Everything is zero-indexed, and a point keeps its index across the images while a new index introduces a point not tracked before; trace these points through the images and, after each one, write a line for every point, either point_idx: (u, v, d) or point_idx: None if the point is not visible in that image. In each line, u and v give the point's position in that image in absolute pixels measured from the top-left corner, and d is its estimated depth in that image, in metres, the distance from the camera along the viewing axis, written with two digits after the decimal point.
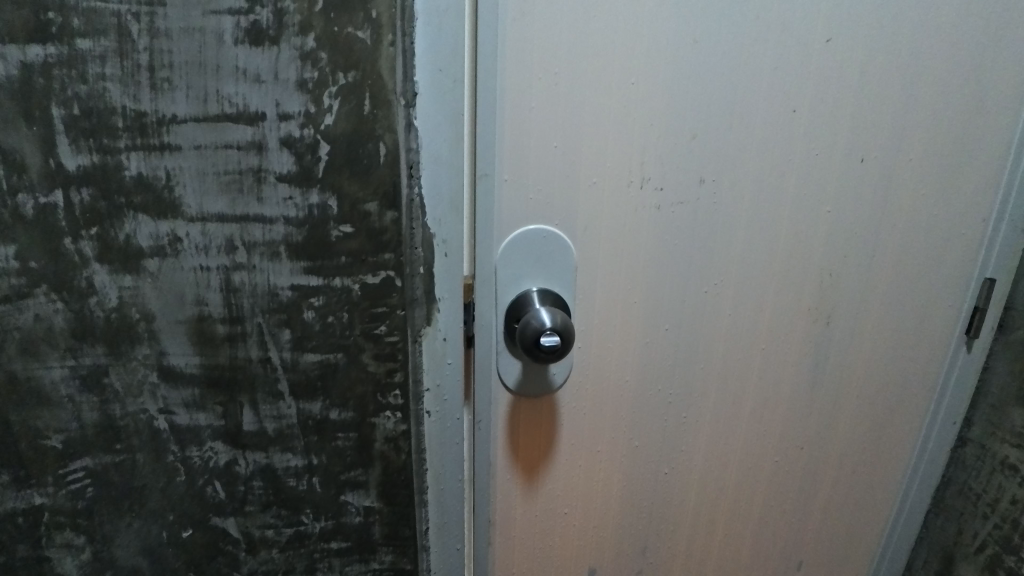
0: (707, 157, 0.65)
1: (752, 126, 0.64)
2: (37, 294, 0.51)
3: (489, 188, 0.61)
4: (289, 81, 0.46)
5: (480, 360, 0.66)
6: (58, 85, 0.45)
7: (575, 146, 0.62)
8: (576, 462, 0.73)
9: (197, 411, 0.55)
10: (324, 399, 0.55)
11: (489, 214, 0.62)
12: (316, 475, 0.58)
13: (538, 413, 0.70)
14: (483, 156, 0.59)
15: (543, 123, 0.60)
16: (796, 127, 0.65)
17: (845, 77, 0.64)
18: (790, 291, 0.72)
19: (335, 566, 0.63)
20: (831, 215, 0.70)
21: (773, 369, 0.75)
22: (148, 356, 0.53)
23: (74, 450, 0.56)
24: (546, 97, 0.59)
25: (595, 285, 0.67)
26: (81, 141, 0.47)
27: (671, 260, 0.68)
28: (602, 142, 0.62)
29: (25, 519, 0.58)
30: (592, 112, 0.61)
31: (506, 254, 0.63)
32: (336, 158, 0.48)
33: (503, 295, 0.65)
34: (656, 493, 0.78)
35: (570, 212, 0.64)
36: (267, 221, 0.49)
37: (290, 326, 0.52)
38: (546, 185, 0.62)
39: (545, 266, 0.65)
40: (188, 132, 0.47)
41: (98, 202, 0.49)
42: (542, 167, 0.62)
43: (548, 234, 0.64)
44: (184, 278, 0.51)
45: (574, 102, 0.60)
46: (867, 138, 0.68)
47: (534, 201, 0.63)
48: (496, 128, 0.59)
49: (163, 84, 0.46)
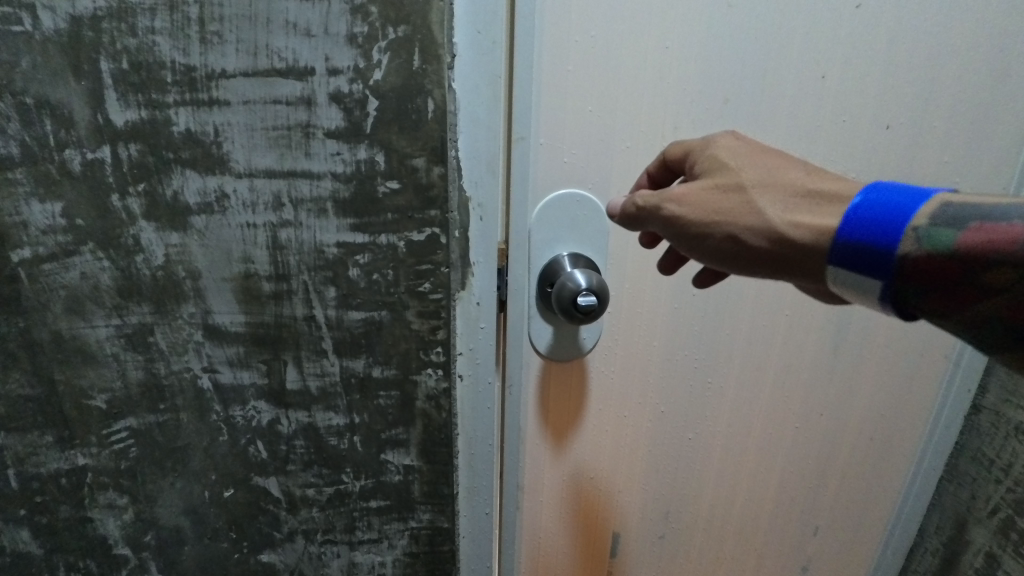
0: (740, 123, 0.59)
1: (801, 88, 0.59)
2: (83, 252, 0.51)
3: (526, 153, 0.55)
4: (339, 35, 0.46)
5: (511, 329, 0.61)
6: (107, 38, 0.45)
7: (609, 110, 0.55)
8: (602, 428, 0.70)
9: (241, 369, 0.56)
10: (368, 356, 0.56)
11: (525, 179, 0.56)
12: (357, 434, 0.60)
13: (568, 378, 0.66)
14: (519, 116, 0.53)
15: (576, 85, 0.54)
16: (826, 94, 0.60)
17: (874, 41, 0.59)
18: None
19: (374, 523, 0.65)
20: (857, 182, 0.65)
21: (799, 335, 0.73)
22: (193, 315, 0.54)
23: (118, 410, 0.57)
24: (583, 53, 0.53)
25: (629, 250, 0.62)
26: (130, 96, 0.47)
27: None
28: (634, 107, 0.56)
29: (68, 480, 0.59)
30: (633, 70, 0.54)
31: (540, 218, 0.58)
32: (385, 113, 0.49)
33: (535, 261, 0.59)
34: (680, 458, 0.76)
35: (605, 177, 0.58)
36: (315, 177, 0.50)
37: (335, 283, 0.53)
38: (581, 150, 0.56)
39: (581, 230, 0.59)
40: (237, 87, 0.47)
41: (146, 157, 0.49)
42: (579, 129, 0.55)
43: (583, 198, 0.58)
44: (231, 235, 0.51)
45: (613, 59, 0.53)
46: (893, 105, 0.62)
47: (569, 166, 0.57)
48: (532, 84, 0.53)
49: (212, 38, 0.46)
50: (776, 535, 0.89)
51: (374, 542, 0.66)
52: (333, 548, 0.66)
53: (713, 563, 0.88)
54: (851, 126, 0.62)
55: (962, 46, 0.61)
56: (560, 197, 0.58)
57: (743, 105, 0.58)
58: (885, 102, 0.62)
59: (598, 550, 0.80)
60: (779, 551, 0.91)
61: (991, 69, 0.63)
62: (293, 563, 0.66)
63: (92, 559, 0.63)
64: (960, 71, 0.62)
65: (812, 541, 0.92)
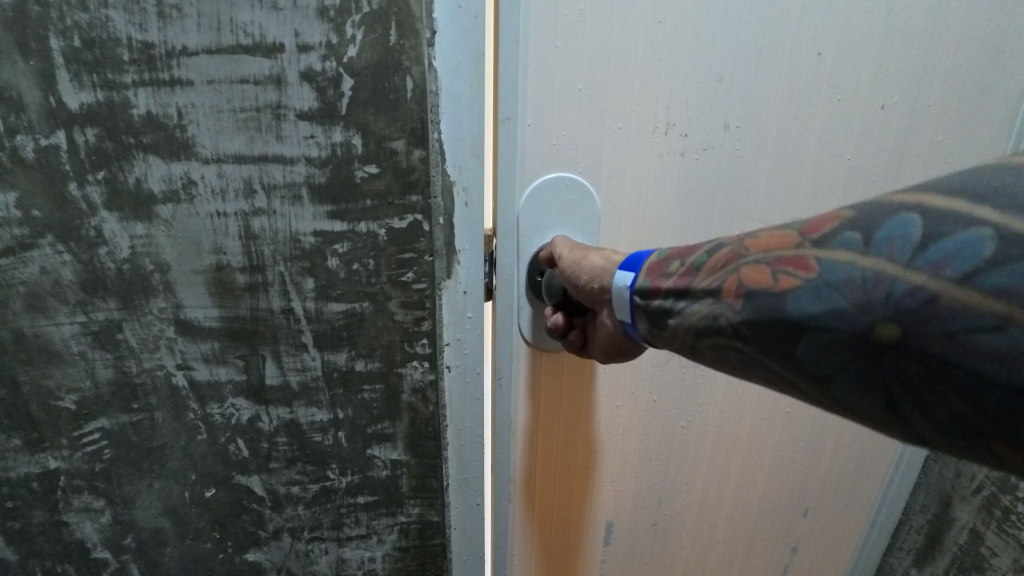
0: (735, 100, 0.56)
1: (797, 66, 0.56)
2: (41, 245, 0.48)
3: (512, 134, 0.51)
4: (308, 8, 0.43)
5: (500, 318, 0.58)
6: (55, 13, 0.42)
7: (599, 88, 0.52)
8: (594, 420, 0.68)
9: (217, 365, 0.53)
10: (350, 350, 0.54)
11: (512, 162, 0.53)
12: (342, 429, 0.58)
13: (561, 371, 0.63)
14: (506, 95, 0.50)
15: (566, 62, 0.50)
16: (822, 71, 0.57)
17: (871, 16, 0.57)
18: None
19: (362, 519, 0.63)
20: (850, 164, 0.64)
21: None
22: (164, 310, 0.51)
23: (89, 410, 0.54)
24: (573, 27, 0.49)
25: (621, 236, 0.59)
26: (84, 76, 0.44)
27: (694, 213, 0.60)
28: (627, 86, 0.53)
29: (40, 484, 0.56)
30: (625, 47, 0.51)
31: (530, 202, 0.55)
32: (360, 92, 0.46)
33: (525, 249, 0.56)
34: (674, 446, 0.76)
35: (596, 159, 0.55)
36: (287, 162, 0.47)
37: (313, 274, 0.51)
38: (571, 131, 0.53)
39: (570, 215, 0.56)
40: (201, 65, 0.44)
41: (105, 142, 0.46)
42: (569, 109, 0.52)
43: (572, 181, 0.55)
44: (200, 225, 0.48)
45: (603, 36, 0.50)
46: (887, 84, 0.61)
47: (559, 148, 0.54)
48: (519, 61, 0.49)
49: (171, 12, 0.43)
50: (767, 518, 0.89)
51: (362, 538, 0.65)
52: (321, 545, 0.64)
53: (705, 548, 0.88)
54: (847, 105, 0.60)
55: (960, 19, 0.59)
56: (558, 179, 0.55)
57: (739, 86, 0.55)
58: (882, 80, 0.60)
59: (590, 539, 0.79)
60: (770, 533, 0.91)
61: (987, 44, 0.62)
62: (280, 561, 0.64)
63: (70, 564, 0.61)
64: (957, 48, 0.61)
65: (802, 523, 0.92)
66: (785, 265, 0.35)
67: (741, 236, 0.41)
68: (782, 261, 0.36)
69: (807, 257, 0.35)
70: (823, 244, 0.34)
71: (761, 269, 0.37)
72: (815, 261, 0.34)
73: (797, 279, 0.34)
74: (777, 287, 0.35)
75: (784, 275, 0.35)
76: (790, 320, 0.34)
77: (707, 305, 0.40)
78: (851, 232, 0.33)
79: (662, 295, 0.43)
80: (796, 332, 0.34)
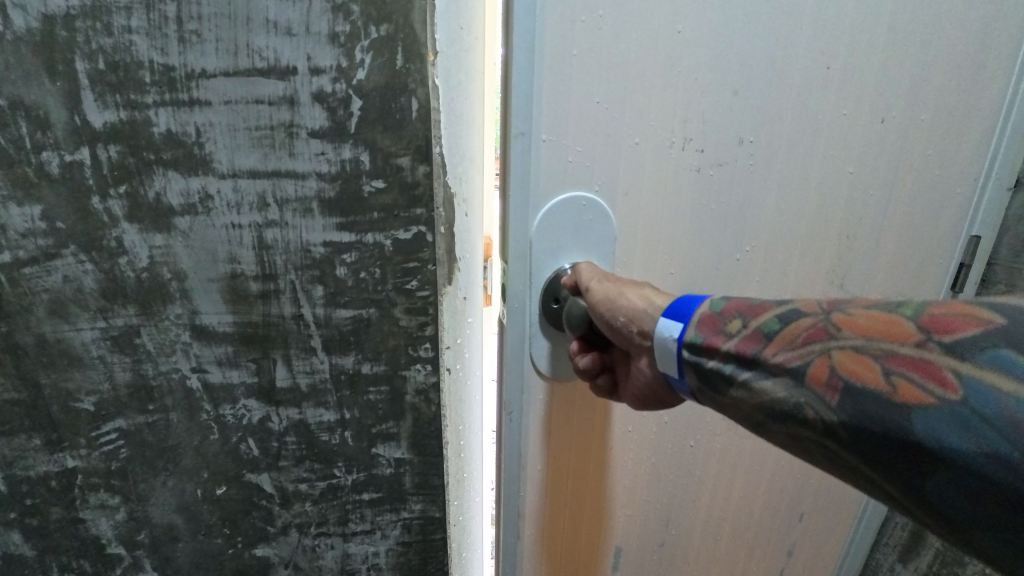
0: (747, 114, 0.59)
1: (807, 79, 0.60)
2: (65, 255, 0.50)
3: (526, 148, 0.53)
4: (320, 34, 0.46)
5: (512, 345, 0.61)
6: (82, 38, 0.45)
7: (617, 102, 0.54)
8: (604, 445, 0.71)
9: (230, 368, 0.56)
10: (356, 353, 0.56)
11: (525, 175, 0.55)
12: (348, 429, 0.60)
13: (573, 399, 0.66)
14: (519, 109, 0.51)
15: (584, 77, 0.52)
16: (829, 84, 0.61)
17: (872, 33, 0.60)
18: (812, 257, 0.71)
19: (367, 515, 0.66)
20: (853, 176, 0.67)
21: None
22: (180, 316, 0.54)
23: (107, 411, 0.57)
24: (593, 41, 0.51)
25: (636, 251, 0.61)
26: (108, 96, 0.46)
27: (708, 224, 0.63)
28: (644, 99, 0.55)
29: (59, 482, 0.59)
30: (636, 62, 0.53)
31: (545, 223, 0.57)
32: (368, 112, 0.48)
33: (539, 270, 0.59)
34: (681, 466, 0.79)
35: (612, 173, 0.57)
36: (299, 177, 0.50)
37: (322, 282, 0.53)
38: (587, 145, 0.55)
39: (583, 235, 0.59)
40: (218, 86, 0.47)
41: (127, 158, 0.48)
42: (582, 123, 0.54)
43: (587, 201, 0.57)
44: (216, 236, 0.51)
45: (621, 51, 0.52)
46: (887, 98, 0.64)
47: (575, 163, 0.56)
48: (533, 76, 0.51)
49: (191, 37, 0.45)
50: (766, 526, 0.92)
51: (367, 533, 0.67)
52: (327, 540, 0.67)
53: (710, 562, 0.90)
54: (851, 118, 0.64)
55: (949, 41, 0.64)
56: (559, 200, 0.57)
57: (744, 98, 0.58)
58: (882, 94, 0.64)
59: (601, 559, 0.81)
60: (769, 539, 0.94)
61: (971, 65, 0.67)
62: (287, 555, 0.67)
63: (86, 559, 0.63)
64: (946, 68, 0.65)
65: (796, 525, 0.95)
66: (910, 371, 0.35)
67: (826, 308, 0.43)
68: (894, 361, 0.37)
69: (935, 366, 0.35)
70: (956, 355, 0.34)
71: (867, 363, 0.38)
72: (953, 379, 0.33)
73: (926, 392, 0.34)
74: (896, 392, 0.35)
75: (902, 379, 0.35)
76: (920, 445, 0.33)
77: (785, 380, 0.42)
78: (1005, 351, 0.33)
79: (722, 355, 0.45)
80: (927, 458, 0.33)
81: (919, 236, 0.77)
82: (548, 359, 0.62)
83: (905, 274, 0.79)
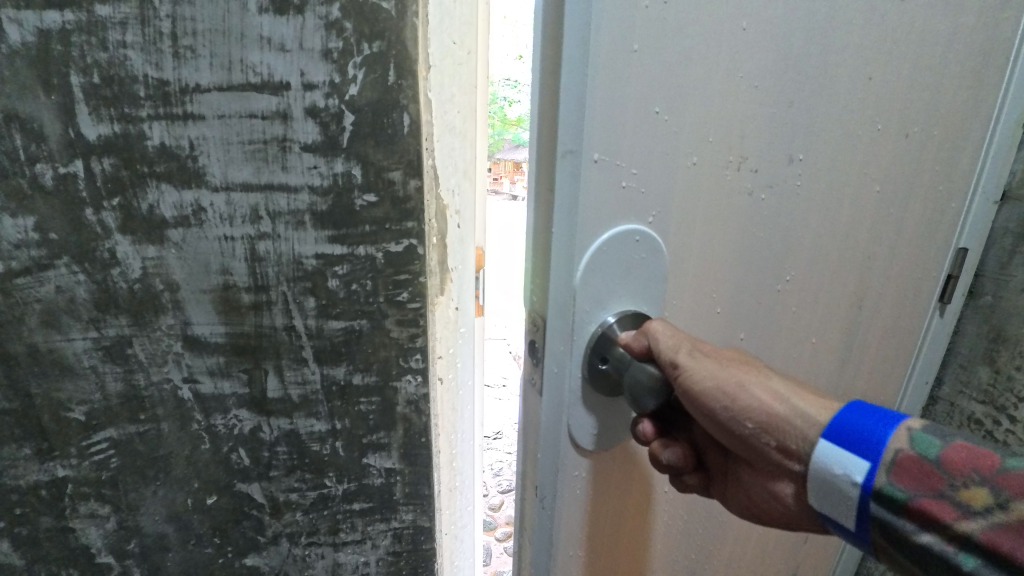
0: (797, 131, 0.58)
1: (851, 91, 0.61)
2: (58, 265, 0.51)
3: (577, 170, 0.43)
4: (314, 50, 0.47)
5: (549, 420, 0.51)
6: (77, 52, 0.45)
7: (678, 116, 0.47)
8: (636, 514, 0.64)
9: (222, 378, 0.56)
10: (348, 364, 0.56)
11: (574, 206, 0.44)
12: (339, 439, 0.60)
13: (610, 473, 0.58)
14: (567, 123, 0.42)
15: (644, 85, 0.43)
16: (869, 97, 0.63)
17: (904, 53, 0.63)
18: (841, 277, 0.73)
19: (357, 525, 0.66)
20: (879, 193, 0.71)
21: (822, 349, 0.77)
22: (172, 326, 0.54)
23: (98, 421, 0.57)
24: (659, 38, 0.42)
25: (683, 288, 0.56)
26: (102, 110, 0.47)
27: (755, 250, 0.61)
28: (704, 115, 0.49)
29: (48, 491, 0.59)
30: (694, 69, 0.46)
31: (595, 265, 0.48)
32: (361, 127, 0.49)
33: (585, 323, 0.50)
34: (702, 516, 0.74)
35: (666, 201, 0.50)
36: (291, 190, 0.50)
37: (315, 294, 0.53)
38: (643, 167, 0.47)
39: (633, 277, 0.51)
40: (212, 101, 0.48)
41: (121, 171, 0.49)
42: (639, 141, 0.45)
43: (642, 236, 0.50)
44: (209, 247, 0.51)
45: (686, 57, 0.45)
46: (910, 116, 0.68)
47: (629, 190, 0.47)
48: (589, 84, 0.40)
49: (186, 52, 0.46)
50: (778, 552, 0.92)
51: (357, 543, 0.67)
52: (317, 550, 0.67)
53: None
54: (881, 134, 0.67)
55: (956, 66, 0.70)
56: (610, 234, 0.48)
57: (782, 108, 0.55)
58: (908, 112, 0.68)
59: None
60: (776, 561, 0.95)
61: (969, 88, 0.74)
62: (277, 565, 0.67)
63: (75, 568, 0.63)
64: (954, 91, 0.72)
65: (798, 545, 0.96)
66: None
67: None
68: None
69: None
70: None
71: None
72: None
73: None
74: None
75: None
76: None
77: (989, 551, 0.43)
78: None
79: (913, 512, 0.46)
80: None
81: (914, 240, 0.80)
82: (592, 436, 0.53)
83: (903, 277, 0.82)
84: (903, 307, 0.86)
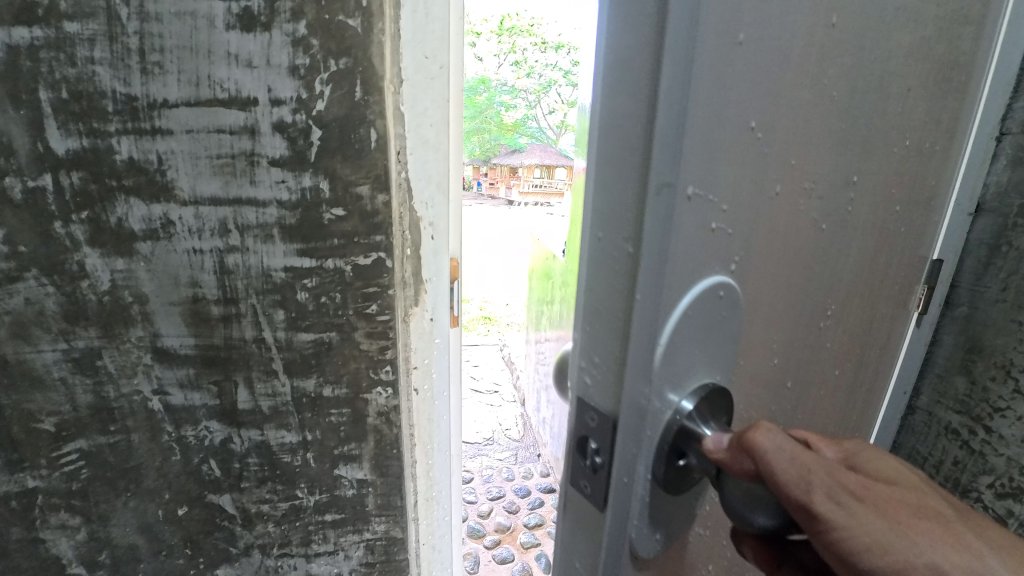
0: (857, 147, 0.47)
1: (900, 101, 0.51)
2: (27, 278, 0.51)
3: (674, 208, 0.27)
4: (281, 67, 0.47)
5: (607, 537, 0.33)
6: (46, 68, 0.46)
7: (770, 132, 0.34)
8: None
9: (192, 390, 0.57)
10: (318, 376, 0.56)
11: (664, 263, 0.28)
12: (310, 450, 0.60)
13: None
14: (667, 141, 0.25)
15: (745, 85, 0.30)
16: (912, 105, 0.54)
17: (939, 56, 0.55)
18: (864, 311, 0.64)
19: (330, 536, 0.66)
20: (902, 215, 0.63)
21: (843, 394, 0.66)
22: (142, 338, 0.54)
23: (68, 432, 0.57)
24: (763, 19, 0.29)
25: (752, 353, 0.42)
26: (71, 125, 0.47)
27: (810, 295, 0.49)
28: (790, 130, 0.36)
29: (19, 502, 0.59)
30: (786, 61, 0.33)
31: (676, 337, 0.32)
32: (328, 142, 0.49)
33: (659, 420, 0.33)
34: None
35: (747, 247, 0.36)
36: (260, 204, 0.51)
37: (284, 306, 0.54)
38: (732, 203, 0.33)
39: (713, 347, 0.36)
40: (180, 116, 0.48)
41: (90, 184, 0.49)
42: (730, 162, 0.31)
43: (725, 290, 0.35)
44: (178, 260, 0.52)
45: (784, 51, 0.32)
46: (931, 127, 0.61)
47: (716, 231, 0.32)
48: (691, 87, 0.25)
49: (154, 68, 0.47)
50: None
51: (330, 554, 0.67)
52: (290, 561, 0.67)
53: None
54: (914, 148, 0.59)
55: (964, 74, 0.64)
56: (705, 295, 0.33)
57: (849, 117, 0.44)
58: (930, 123, 0.61)
59: None
60: None
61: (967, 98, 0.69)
62: None
63: None
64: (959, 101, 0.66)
65: None
66: None
67: None
68: None
69: None
70: None
71: None
72: None
73: None
74: None
75: None
76: None
77: None
78: None
79: None
80: None
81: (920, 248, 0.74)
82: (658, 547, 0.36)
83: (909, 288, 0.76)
84: (900, 331, 0.80)
